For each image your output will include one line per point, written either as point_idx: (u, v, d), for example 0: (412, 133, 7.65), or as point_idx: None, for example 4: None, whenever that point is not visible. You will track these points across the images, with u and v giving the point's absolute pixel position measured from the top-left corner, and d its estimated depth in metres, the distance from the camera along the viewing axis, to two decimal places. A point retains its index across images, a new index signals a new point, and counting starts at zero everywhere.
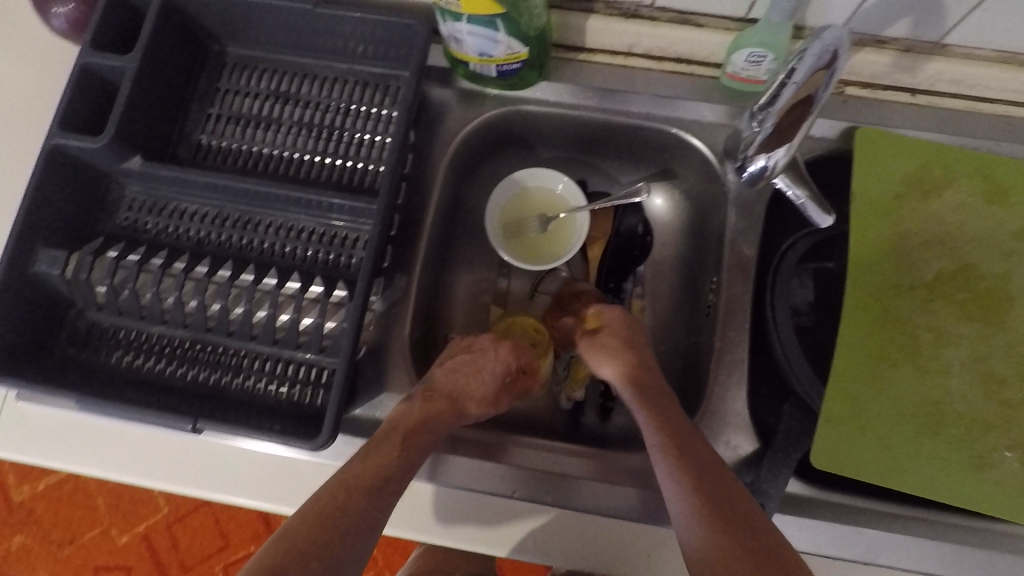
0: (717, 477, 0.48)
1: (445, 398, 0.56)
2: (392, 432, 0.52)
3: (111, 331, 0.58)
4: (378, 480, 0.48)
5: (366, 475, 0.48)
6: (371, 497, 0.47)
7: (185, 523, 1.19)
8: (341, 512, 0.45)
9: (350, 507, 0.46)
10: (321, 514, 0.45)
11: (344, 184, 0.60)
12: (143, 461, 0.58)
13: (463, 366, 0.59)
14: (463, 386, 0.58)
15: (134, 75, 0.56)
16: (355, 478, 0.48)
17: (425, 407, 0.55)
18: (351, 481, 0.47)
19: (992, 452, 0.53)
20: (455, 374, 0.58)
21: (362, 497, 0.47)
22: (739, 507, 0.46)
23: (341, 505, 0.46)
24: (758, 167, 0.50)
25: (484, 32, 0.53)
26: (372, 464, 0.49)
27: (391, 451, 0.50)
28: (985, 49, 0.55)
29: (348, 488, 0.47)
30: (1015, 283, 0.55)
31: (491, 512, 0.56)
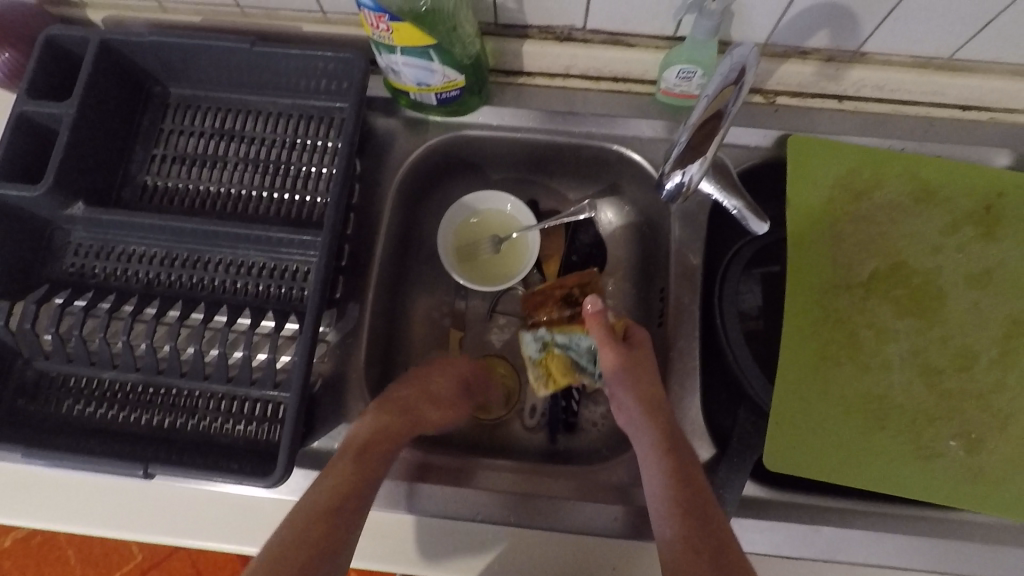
0: (698, 489, 0.48)
1: (410, 420, 0.56)
2: (363, 446, 0.51)
3: (60, 380, 0.57)
4: (347, 500, 0.48)
5: (334, 494, 0.48)
6: (339, 519, 0.47)
7: (160, 569, 1.16)
8: (317, 539, 0.45)
9: (322, 530, 0.46)
10: (297, 544, 0.45)
11: (291, 218, 0.60)
12: (100, 510, 0.57)
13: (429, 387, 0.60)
14: (424, 407, 0.58)
15: (72, 121, 0.56)
16: (325, 498, 0.48)
17: (391, 426, 0.54)
18: (322, 503, 0.47)
19: (937, 442, 0.55)
20: (421, 393, 0.58)
21: (334, 521, 0.46)
22: (719, 524, 0.46)
23: (317, 534, 0.45)
24: (675, 184, 0.49)
25: (419, 63, 0.54)
26: (340, 484, 0.49)
27: (353, 471, 0.50)
28: (900, 56, 0.58)
29: (321, 509, 0.47)
30: (946, 276, 0.58)
31: (459, 536, 0.56)
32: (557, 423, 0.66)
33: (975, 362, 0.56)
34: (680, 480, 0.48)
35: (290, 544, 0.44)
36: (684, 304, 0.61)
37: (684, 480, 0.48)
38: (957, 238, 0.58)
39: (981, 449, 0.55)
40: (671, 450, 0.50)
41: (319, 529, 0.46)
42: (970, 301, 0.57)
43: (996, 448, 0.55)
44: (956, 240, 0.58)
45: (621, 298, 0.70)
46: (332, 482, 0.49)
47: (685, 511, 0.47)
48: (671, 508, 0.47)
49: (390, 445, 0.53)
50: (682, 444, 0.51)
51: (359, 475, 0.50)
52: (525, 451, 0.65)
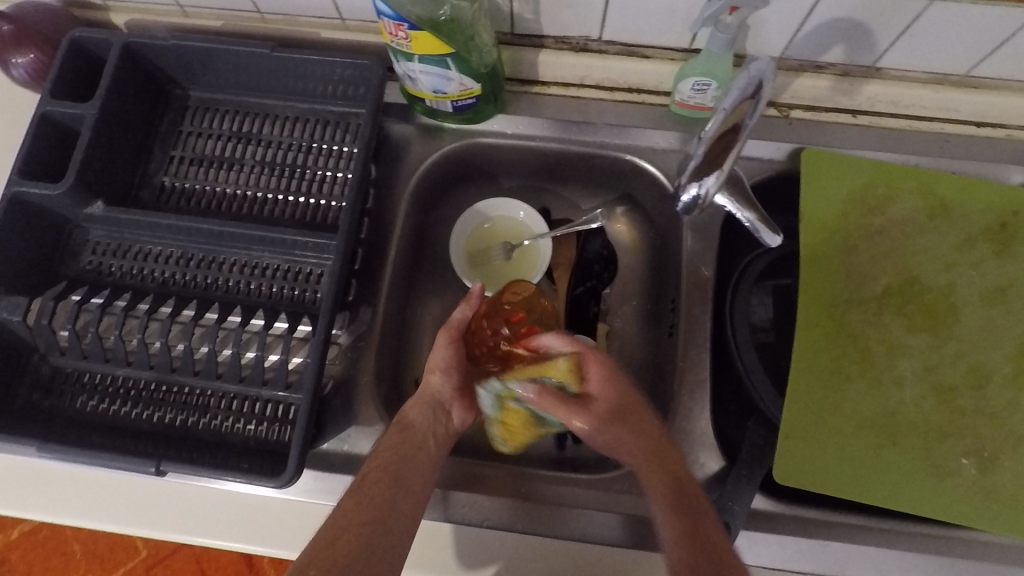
0: (705, 520, 0.48)
1: (433, 406, 0.57)
2: (401, 429, 0.54)
3: (75, 376, 0.58)
4: (383, 478, 0.50)
5: (377, 471, 0.50)
6: (378, 496, 0.49)
7: (164, 566, 1.17)
8: (361, 519, 0.47)
9: (360, 509, 0.47)
10: (341, 524, 0.46)
11: (306, 220, 0.61)
12: (111, 506, 0.57)
13: (440, 362, 0.59)
14: (435, 387, 0.58)
15: (94, 121, 0.57)
16: (359, 480, 0.50)
17: (413, 413, 0.56)
18: (357, 484, 0.50)
19: (947, 459, 0.55)
20: (433, 373, 0.59)
21: (374, 500, 0.48)
22: (728, 556, 0.46)
23: (358, 512, 0.47)
24: (691, 197, 0.49)
25: (437, 71, 0.55)
26: (379, 463, 0.51)
27: (387, 450, 0.52)
28: (915, 72, 0.58)
29: (355, 490, 0.49)
30: (959, 293, 0.58)
31: (485, 549, 0.55)
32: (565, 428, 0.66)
33: (987, 380, 0.56)
34: (685, 515, 0.48)
35: (337, 524, 0.46)
36: (695, 315, 0.61)
37: (690, 514, 0.48)
38: (971, 255, 0.58)
39: (993, 469, 0.54)
40: (673, 487, 0.50)
41: (360, 511, 0.47)
42: (983, 318, 0.57)
43: (1008, 467, 0.54)
44: (970, 257, 0.58)
45: (631, 307, 0.70)
46: (377, 463, 0.51)
47: (693, 543, 0.46)
48: (675, 537, 0.47)
49: (416, 435, 0.54)
50: (688, 480, 0.51)
51: (391, 455, 0.52)
52: (532, 460, 0.64)
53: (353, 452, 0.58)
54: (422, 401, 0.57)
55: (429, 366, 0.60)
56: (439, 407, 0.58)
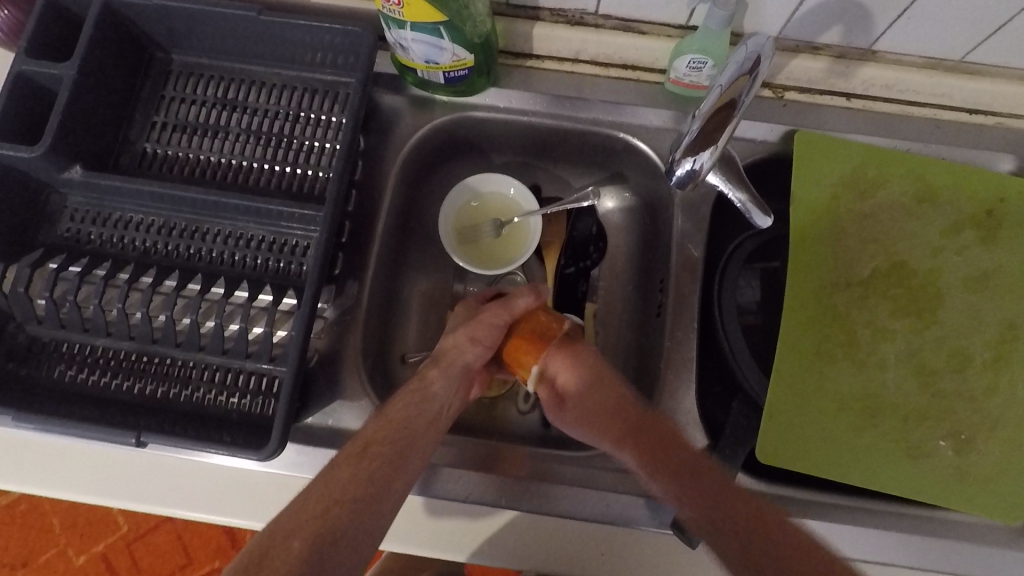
0: (722, 492, 0.48)
1: (461, 376, 0.56)
2: (416, 395, 0.53)
3: (53, 345, 0.56)
4: (387, 451, 0.48)
5: (378, 439, 0.49)
6: (373, 470, 0.47)
7: (145, 541, 1.16)
8: (355, 494, 0.45)
9: (354, 482, 0.46)
10: (333, 493, 0.45)
11: (291, 191, 0.60)
12: (88, 477, 0.56)
13: (485, 336, 0.58)
14: (471, 359, 0.57)
15: (71, 82, 0.55)
16: (362, 445, 0.48)
17: (439, 384, 0.55)
18: (358, 450, 0.48)
19: (927, 441, 0.56)
20: (478, 344, 0.57)
21: (371, 474, 0.47)
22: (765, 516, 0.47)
23: (353, 484, 0.46)
24: (685, 171, 0.49)
25: (429, 39, 0.53)
26: (380, 431, 0.49)
27: (399, 420, 0.51)
28: (911, 56, 0.58)
29: (355, 457, 0.47)
30: (945, 279, 0.58)
31: (461, 521, 0.56)
32: None
33: (969, 363, 0.56)
34: (693, 488, 0.48)
35: (329, 494, 0.45)
36: (683, 295, 0.61)
37: (699, 483, 0.49)
38: (958, 240, 0.59)
39: (970, 450, 0.55)
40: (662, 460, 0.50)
41: (354, 482, 0.46)
42: (966, 303, 0.58)
43: (984, 449, 0.55)
44: (956, 243, 0.59)
45: (620, 287, 0.70)
46: (379, 430, 0.49)
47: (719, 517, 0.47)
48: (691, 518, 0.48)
49: (434, 409, 0.53)
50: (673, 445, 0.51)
51: (400, 429, 0.50)
52: (518, 435, 0.65)
53: (338, 426, 0.57)
54: (450, 373, 0.56)
55: (470, 334, 0.57)
56: (465, 376, 0.57)
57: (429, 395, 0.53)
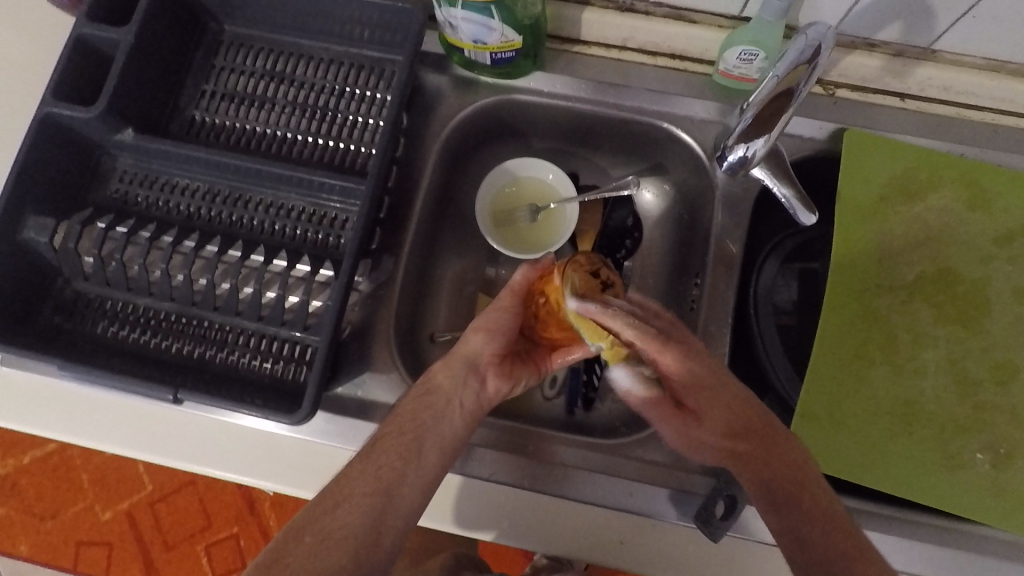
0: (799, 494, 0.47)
1: (466, 367, 0.53)
2: (424, 388, 0.52)
3: (97, 302, 0.58)
4: (399, 449, 0.49)
5: (391, 437, 0.49)
6: (383, 466, 0.48)
7: (168, 502, 1.19)
8: (367, 488, 0.47)
9: (364, 481, 0.47)
10: (346, 491, 0.46)
11: (334, 164, 0.61)
12: (123, 430, 0.58)
13: (492, 323, 0.54)
14: (476, 349, 0.54)
15: (129, 47, 0.56)
16: (373, 442, 0.49)
17: (445, 375, 0.52)
18: (369, 446, 0.49)
19: (964, 453, 0.54)
20: (482, 332, 0.54)
21: (383, 467, 0.48)
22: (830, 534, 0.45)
23: (363, 483, 0.47)
24: (738, 157, 0.50)
25: (479, 19, 0.53)
26: (394, 428, 0.50)
27: (410, 415, 0.50)
28: (972, 57, 0.56)
29: (366, 454, 0.48)
30: (993, 288, 0.56)
31: (482, 499, 0.56)
32: (576, 396, 0.66)
33: (1013, 377, 0.55)
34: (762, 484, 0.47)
35: (340, 489, 0.47)
36: (719, 290, 0.60)
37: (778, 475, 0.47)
38: (1009, 250, 0.57)
39: (1009, 467, 0.54)
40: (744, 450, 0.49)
41: (367, 474, 0.47)
42: (1015, 314, 0.56)
43: (1023, 467, 0.54)
44: (1008, 253, 0.57)
45: (653, 279, 0.69)
46: (393, 427, 0.50)
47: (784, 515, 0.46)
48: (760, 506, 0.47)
49: (442, 402, 0.51)
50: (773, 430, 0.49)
51: (410, 424, 0.50)
52: (542, 419, 0.65)
53: (367, 398, 0.58)
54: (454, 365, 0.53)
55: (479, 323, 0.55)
56: (472, 369, 0.53)
57: (436, 388, 0.52)
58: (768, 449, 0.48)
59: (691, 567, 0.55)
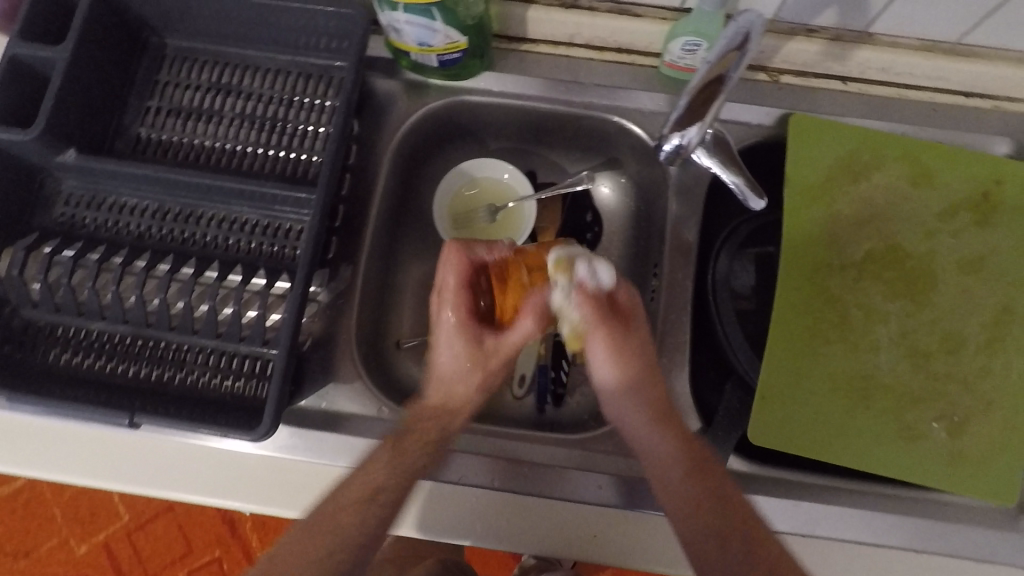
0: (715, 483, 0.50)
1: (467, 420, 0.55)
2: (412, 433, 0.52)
3: (48, 329, 0.56)
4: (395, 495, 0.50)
5: (383, 488, 0.49)
6: (379, 516, 0.49)
7: (146, 530, 1.16)
8: (357, 539, 0.49)
9: (362, 529, 0.49)
10: (345, 539, 0.48)
11: (286, 175, 0.60)
12: (82, 459, 0.56)
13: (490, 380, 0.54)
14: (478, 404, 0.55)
15: (64, 66, 0.54)
16: (370, 489, 0.49)
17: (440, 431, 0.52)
18: (366, 495, 0.49)
19: (920, 423, 0.56)
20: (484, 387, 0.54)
21: (373, 520, 0.49)
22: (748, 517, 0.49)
23: (361, 531, 0.49)
24: (673, 146, 0.50)
25: (422, 22, 0.53)
26: (386, 477, 0.50)
27: (401, 461, 0.50)
28: (907, 38, 0.58)
29: (363, 504, 0.49)
30: (939, 261, 0.58)
31: (454, 503, 0.56)
32: (545, 392, 0.66)
33: (962, 346, 0.57)
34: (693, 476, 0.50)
35: (331, 542, 0.48)
36: (677, 279, 0.61)
37: (701, 468, 0.51)
38: (951, 223, 0.59)
39: (963, 434, 0.55)
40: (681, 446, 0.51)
41: (354, 525, 0.49)
42: (960, 285, 0.58)
43: (976, 432, 0.55)
44: (950, 226, 0.59)
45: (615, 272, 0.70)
46: (384, 470, 0.50)
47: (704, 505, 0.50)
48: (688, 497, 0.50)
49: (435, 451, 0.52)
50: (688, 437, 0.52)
51: (404, 475, 0.50)
52: (512, 418, 0.65)
53: (331, 410, 0.58)
54: (425, 411, 0.53)
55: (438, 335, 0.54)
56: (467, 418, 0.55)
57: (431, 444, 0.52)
58: (693, 441, 0.52)
59: (663, 554, 0.56)
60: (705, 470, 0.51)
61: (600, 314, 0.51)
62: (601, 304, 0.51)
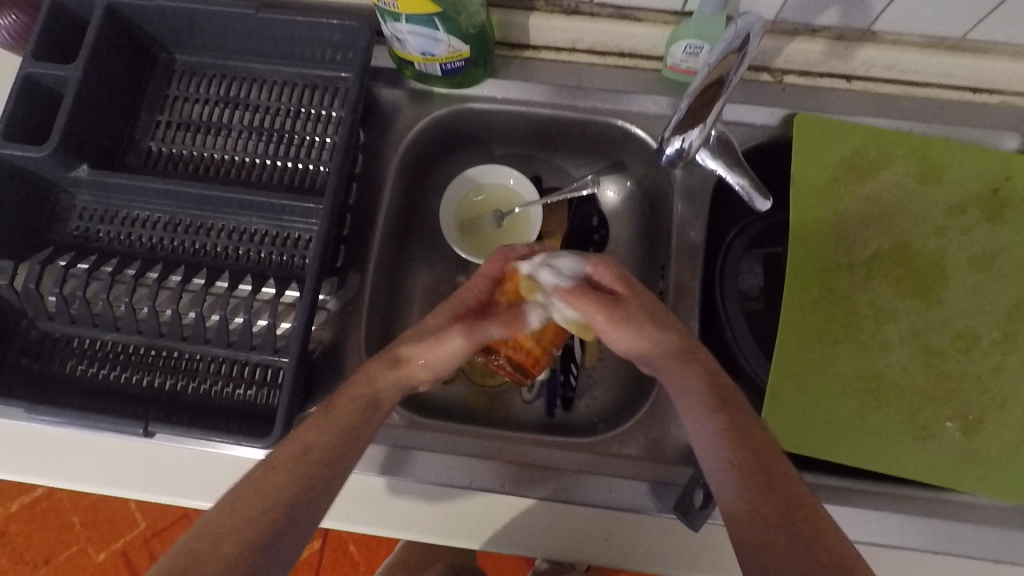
0: (763, 452, 0.46)
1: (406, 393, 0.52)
2: (354, 394, 0.50)
3: (64, 340, 0.57)
4: (331, 457, 0.46)
5: (323, 445, 0.46)
6: (326, 476, 0.46)
7: (163, 537, 1.18)
8: (287, 498, 0.44)
9: (307, 496, 0.44)
10: (275, 497, 0.44)
11: (293, 185, 0.61)
12: (100, 468, 0.57)
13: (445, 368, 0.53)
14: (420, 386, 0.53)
15: (76, 81, 0.55)
16: (300, 448, 0.46)
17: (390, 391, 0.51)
18: (298, 454, 0.46)
19: (935, 422, 0.55)
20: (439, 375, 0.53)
21: (308, 476, 0.45)
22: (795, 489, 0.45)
23: (291, 492, 0.44)
24: (675, 150, 0.50)
25: (425, 32, 0.54)
26: (325, 438, 0.47)
27: (341, 418, 0.48)
28: (911, 36, 0.58)
29: (294, 462, 0.45)
30: (949, 259, 0.58)
31: (465, 507, 0.56)
32: (554, 396, 0.66)
33: (974, 344, 0.56)
34: (732, 435, 0.46)
35: (259, 500, 0.43)
36: (684, 281, 0.60)
37: (739, 432, 0.47)
38: (961, 220, 0.58)
39: (979, 432, 0.55)
40: (716, 403, 0.48)
41: (287, 483, 0.44)
42: (971, 282, 0.57)
43: (991, 432, 0.55)
44: (960, 223, 0.58)
45: None
46: (322, 422, 0.48)
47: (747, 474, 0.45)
48: (726, 462, 0.46)
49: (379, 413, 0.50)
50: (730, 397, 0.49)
51: (342, 431, 0.48)
52: (523, 423, 0.65)
53: None
54: (392, 378, 0.51)
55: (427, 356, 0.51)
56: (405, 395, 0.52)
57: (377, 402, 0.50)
58: (729, 403, 0.48)
59: (677, 557, 0.55)
60: (746, 433, 0.47)
61: (589, 303, 0.51)
62: (587, 292, 0.51)
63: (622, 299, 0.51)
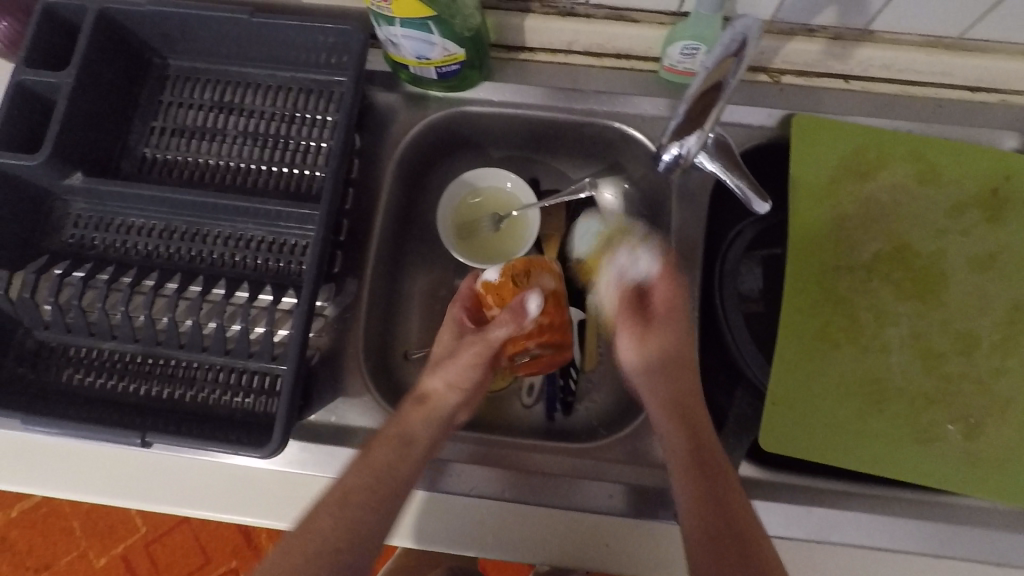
0: (732, 503, 0.49)
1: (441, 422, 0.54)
2: (393, 435, 0.51)
3: (60, 349, 0.57)
4: (371, 498, 0.48)
5: (369, 487, 0.48)
6: (376, 517, 0.48)
7: (163, 541, 1.18)
8: (338, 542, 0.46)
9: (355, 537, 0.46)
10: (322, 544, 0.45)
11: (289, 191, 0.60)
12: (97, 477, 0.57)
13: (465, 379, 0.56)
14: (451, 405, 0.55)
15: (69, 90, 0.55)
16: (342, 492, 0.48)
17: (418, 426, 0.53)
18: (339, 498, 0.48)
19: (936, 425, 0.55)
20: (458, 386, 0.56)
21: (355, 520, 0.47)
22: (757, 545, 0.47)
23: (334, 543, 0.46)
24: (673, 156, 0.52)
25: (419, 35, 0.53)
26: (368, 479, 0.49)
27: (379, 466, 0.49)
28: (909, 35, 0.57)
29: (336, 506, 0.47)
30: (949, 260, 0.57)
31: (466, 515, 0.56)
32: (553, 400, 0.66)
33: (975, 346, 0.56)
34: (702, 480, 0.50)
35: (312, 546, 0.45)
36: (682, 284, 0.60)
37: (710, 476, 0.50)
38: (961, 220, 0.58)
39: (979, 435, 0.54)
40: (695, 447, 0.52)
41: (333, 526, 0.46)
42: (971, 283, 0.57)
43: (992, 434, 0.54)
44: (960, 224, 0.58)
45: None
46: (365, 464, 0.50)
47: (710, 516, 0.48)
48: (692, 502, 0.49)
49: (417, 451, 0.51)
50: (708, 443, 0.52)
51: (378, 475, 0.49)
52: (523, 427, 0.65)
53: (341, 423, 0.58)
54: (422, 411, 0.54)
55: (447, 379, 0.56)
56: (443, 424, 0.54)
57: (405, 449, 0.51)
58: (708, 450, 0.52)
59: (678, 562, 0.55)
60: (716, 479, 0.50)
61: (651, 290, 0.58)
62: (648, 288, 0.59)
63: (661, 309, 0.58)
